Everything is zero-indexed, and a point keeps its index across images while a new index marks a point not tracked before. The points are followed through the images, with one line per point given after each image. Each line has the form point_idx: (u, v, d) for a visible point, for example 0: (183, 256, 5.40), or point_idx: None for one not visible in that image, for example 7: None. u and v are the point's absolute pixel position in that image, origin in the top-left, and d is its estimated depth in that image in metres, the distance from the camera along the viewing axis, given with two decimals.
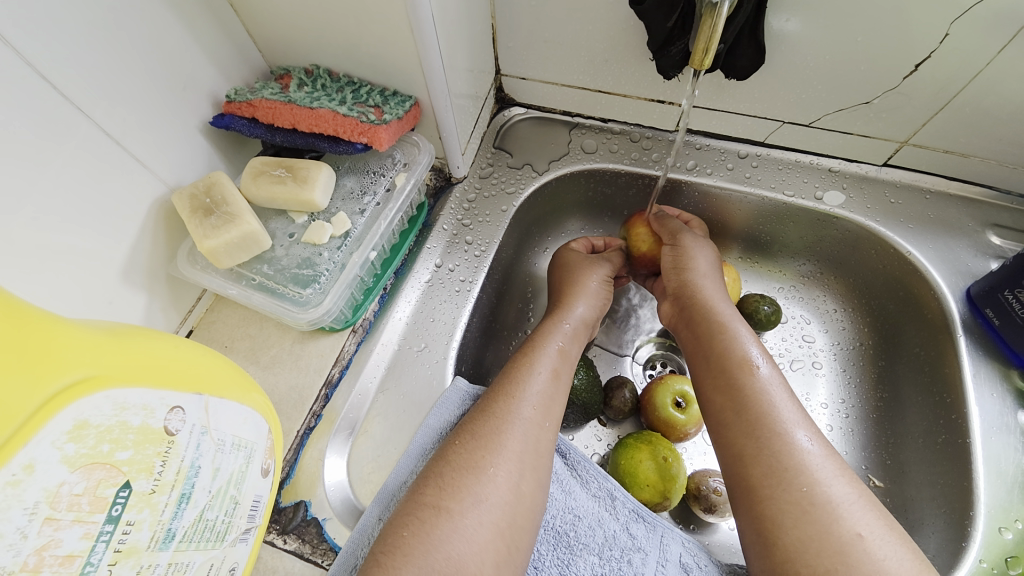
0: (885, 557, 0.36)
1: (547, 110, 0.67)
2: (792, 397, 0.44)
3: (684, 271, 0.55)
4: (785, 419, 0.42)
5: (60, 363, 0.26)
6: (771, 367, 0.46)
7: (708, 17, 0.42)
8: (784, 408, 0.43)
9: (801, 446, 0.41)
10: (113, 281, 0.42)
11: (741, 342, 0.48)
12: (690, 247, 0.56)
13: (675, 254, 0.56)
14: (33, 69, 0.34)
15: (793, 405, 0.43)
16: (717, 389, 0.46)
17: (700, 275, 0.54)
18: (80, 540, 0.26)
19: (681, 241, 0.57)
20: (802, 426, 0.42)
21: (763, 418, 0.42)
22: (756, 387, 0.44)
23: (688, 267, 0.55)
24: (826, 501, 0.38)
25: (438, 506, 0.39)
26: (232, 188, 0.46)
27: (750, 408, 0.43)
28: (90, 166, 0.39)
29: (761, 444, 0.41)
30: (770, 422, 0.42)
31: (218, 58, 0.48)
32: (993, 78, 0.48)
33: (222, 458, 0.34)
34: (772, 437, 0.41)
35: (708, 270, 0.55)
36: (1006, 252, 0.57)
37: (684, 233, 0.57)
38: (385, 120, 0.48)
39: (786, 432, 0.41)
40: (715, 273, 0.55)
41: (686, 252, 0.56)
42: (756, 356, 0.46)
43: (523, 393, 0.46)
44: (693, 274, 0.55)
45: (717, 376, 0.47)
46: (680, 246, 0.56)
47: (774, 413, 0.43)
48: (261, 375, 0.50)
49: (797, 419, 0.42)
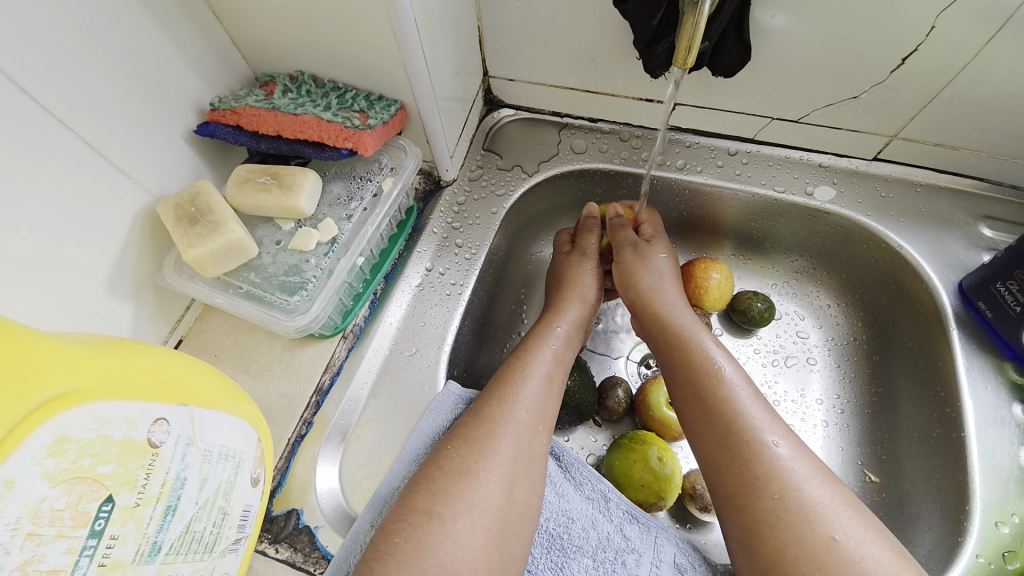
0: (863, 558, 0.35)
1: (535, 111, 0.67)
2: (760, 400, 0.44)
3: (634, 285, 0.55)
4: (753, 425, 0.42)
5: (40, 377, 0.26)
6: (736, 370, 0.46)
7: (690, 15, 0.42)
8: (753, 414, 0.43)
9: (772, 451, 0.40)
10: (99, 292, 0.42)
11: (705, 349, 0.48)
12: (632, 261, 0.56)
13: (621, 271, 0.57)
14: (13, 82, 0.34)
15: (761, 409, 0.43)
16: (687, 400, 0.46)
17: (651, 287, 0.55)
18: (63, 555, 0.26)
19: (624, 256, 0.57)
20: (770, 429, 0.42)
21: (732, 425, 0.42)
22: (720, 396, 0.44)
23: (635, 280, 0.56)
24: (799, 506, 0.38)
25: (431, 512, 0.38)
26: (217, 196, 0.45)
27: (718, 415, 0.43)
28: (73, 178, 0.39)
29: (732, 452, 0.41)
30: (739, 429, 0.42)
31: (202, 67, 0.48)
32: (982, 70, 0.48)
33: (209, 468, 0.34)
34: (741, 444, 0.41)
35: (660, 275, 0.56)
36: (998, 244, 0.57)
37: (626, 247, 0.57)
38: (370, 125, 0.48)
39: (755, 438, 0.41)
40: (666, 280, 0.56)
41: (629, 267, 0.56)
42: (721, 361, 0.46)
43: (517, 397, 0.46)
44: (641, 289, 0.55)
45: (684, 386, 0.47)
46: (622, 262, 0.57)
47: (741, 421, 0.42)
48: (251, 384, 0.50)
49: (766, 423, 0.42)
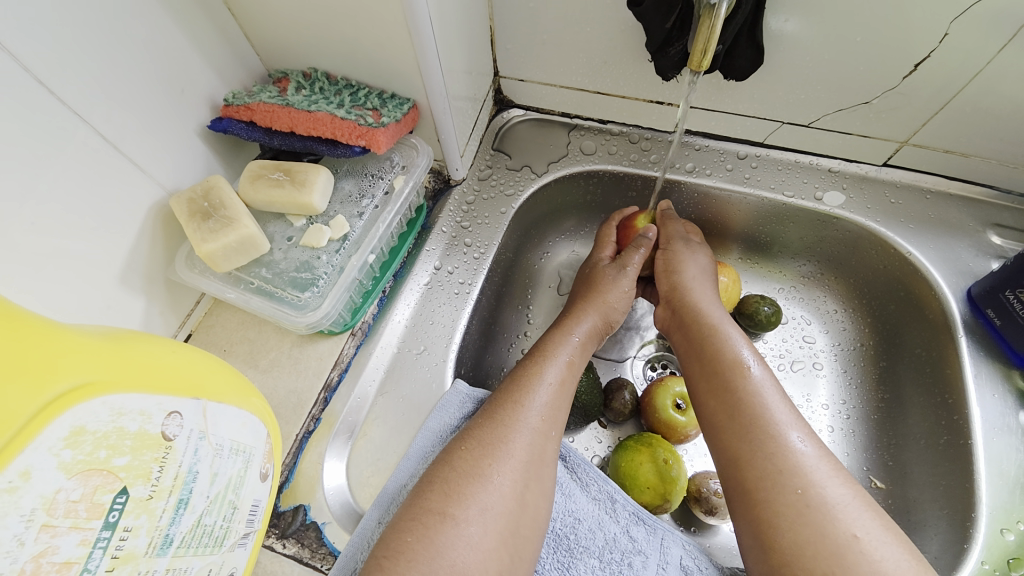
0: (882, 558, 0.35)
1: (545, 112, 0.67)
2: (785, 399, 0.44)
3: (676, 274, 0.56)
4: (779, 421, 0.42)
5: (58, 369, 0.26)
6: (763, 368, 0.46)
7: (705, 18, 0.42)
8: (778, 410, 0.43)
9: (796, 447, 0.40)
10: (111, 285, 0.42)
11: (732, 343, 0.48)
12: (681, 252, 0.57)
13: (666, 259, 0.57)
14: (30, 74, 0.34)
15: (786, 405, 0.43)
16: (711, 392, 0.46)
17: (695, 279, 0.55)
18: (77, 547, 0.26)
19: (673, 248, 0.58)
20: (795, 427, 0.42)
21: (758, 419, 0.42)
22: (748, 389, 0.44)
23: (679, 270, 0.56)
24: (821, 502, 0.38)
25: (444, 512, 0.38)
26: (230, 191, 0.45)
27: (743, 407, 0.43)
28: (87, 171, 0.39)
29: (755, 446, 0.41)
30: (766, 423, 0.42)
31: (216, 63, 0.48)
32: (993, 77, 0.48)
33: (220, 463, 0.34)
34: (765, 439, 0.41)
35: (702, 271, 0.56)
36: (1007, 252, 0.57)
37: (677, 240, 0.58)
38: (383, 123, 0.48)
39: (780, 434, 0.41)
40: (707, 277, 0.56)
41: (677, 256, 0.57)
42: (749, 357, 0.46)
43: (530, 402, 0.46)
44: (683, 277, 0.55)
45: (711, 377, 0.47)
46: (670, 251, 0.58)
47: (767, 415, 0.42)
48: (259, 379, 0.50)
49: (791, 420, 0.42)
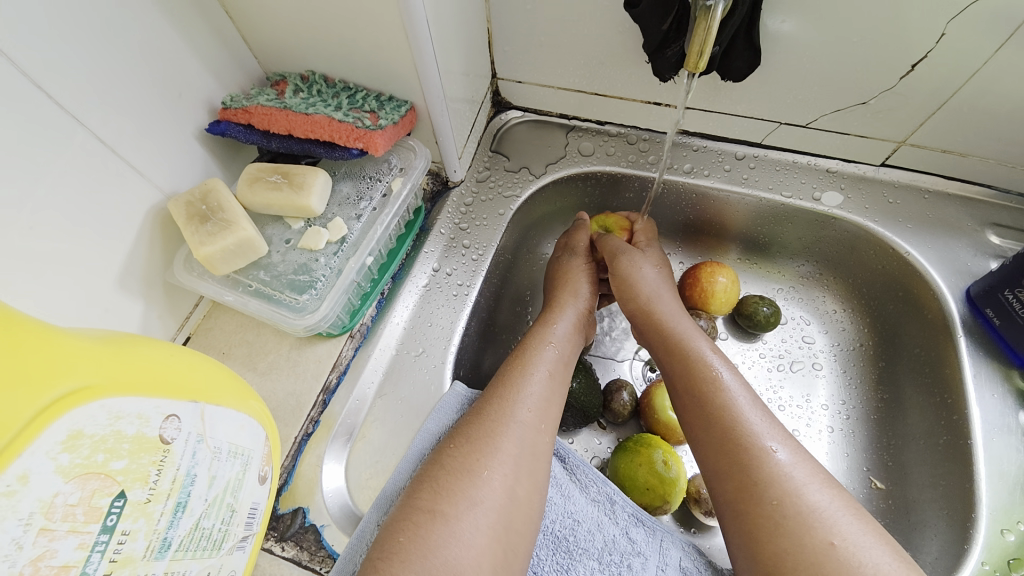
0: (863, 562, 0.35)
1: (544, 113, 0.67)
2: (760, 407, 0.44)
3: (633, 297, 0.55)
4: (753, 432, 0.42)
5: (56, 373, 0.26)
6: (736, 378, 0.46)
7: (702, 20, 0.42)
8: (752, 420, 0.43)
9: (770, 457, 0.40)
10: (109, 289, 0.42)
11: (703, 355, 0.48)
12: (628, 269, 0.56)
13: (617, 279, 0.56)
14: (28, 78, 0.34)
15: (759, 414, 0.43)
16: (686, 405, 0.46)
17: (651, 298, 0.54)
18: (75, 551, 0.26)
19: (619, 262, 0.57)
20: (770, 436, 0.42)
21: (731, 432, 0.42)
22: (719, 402, 0.44)
23: (633, 290, 0.55)
24: (798, 512, 0.38)
25: (434, 510, 0.38)
26: (228, 194, 0.46)
27: (718, 420, 0.43)
28: (86, 175, 0.39)
29: (732, 459, 0.41)
30: (739, 435, 0.42)
31: (214, 66, 0.48)
32: (991, 77, 0.48)
33: (218, 465, 0.34)
34: (741, 451, 0.41)
35: (656, 286, 0.55)
36: (1005, 252, 0.57)
37: (621, 255, 0.57)
38: (381, 125, 0.48)
39: (754, 444, 0.41)
40: (663, 290, 0.56)
41: (625, 275, 0.56)
42: (720, 368, 0.46)
43: (518, 397, 0.46)
44: (640, 299, 0.55)
45: (683, 392, 0.47)
46: (618, 271, 0.57)
47: (740, 428, 0.42)
48: (258, 382, 0.50)
49: (766, 429, 0.42)
